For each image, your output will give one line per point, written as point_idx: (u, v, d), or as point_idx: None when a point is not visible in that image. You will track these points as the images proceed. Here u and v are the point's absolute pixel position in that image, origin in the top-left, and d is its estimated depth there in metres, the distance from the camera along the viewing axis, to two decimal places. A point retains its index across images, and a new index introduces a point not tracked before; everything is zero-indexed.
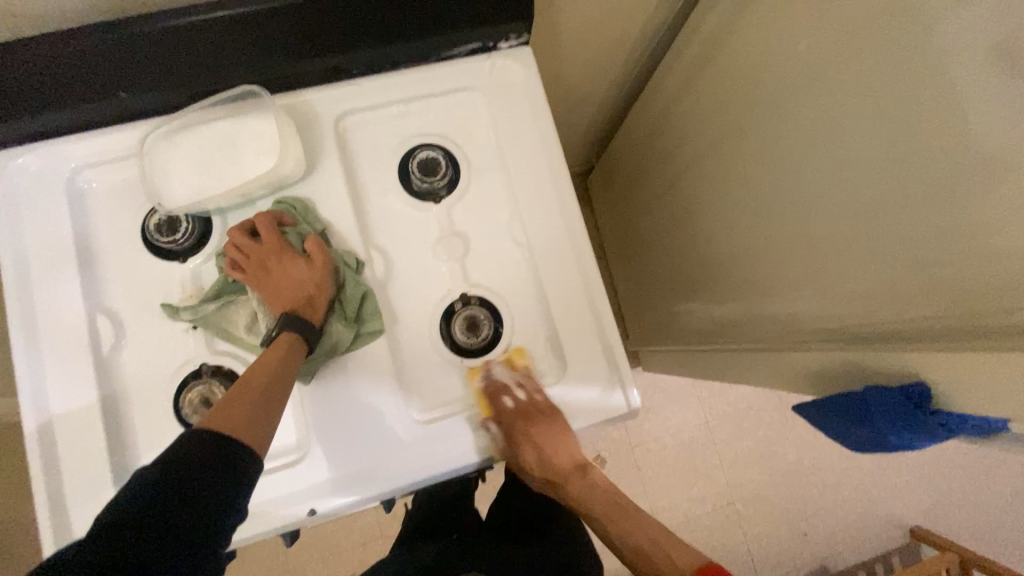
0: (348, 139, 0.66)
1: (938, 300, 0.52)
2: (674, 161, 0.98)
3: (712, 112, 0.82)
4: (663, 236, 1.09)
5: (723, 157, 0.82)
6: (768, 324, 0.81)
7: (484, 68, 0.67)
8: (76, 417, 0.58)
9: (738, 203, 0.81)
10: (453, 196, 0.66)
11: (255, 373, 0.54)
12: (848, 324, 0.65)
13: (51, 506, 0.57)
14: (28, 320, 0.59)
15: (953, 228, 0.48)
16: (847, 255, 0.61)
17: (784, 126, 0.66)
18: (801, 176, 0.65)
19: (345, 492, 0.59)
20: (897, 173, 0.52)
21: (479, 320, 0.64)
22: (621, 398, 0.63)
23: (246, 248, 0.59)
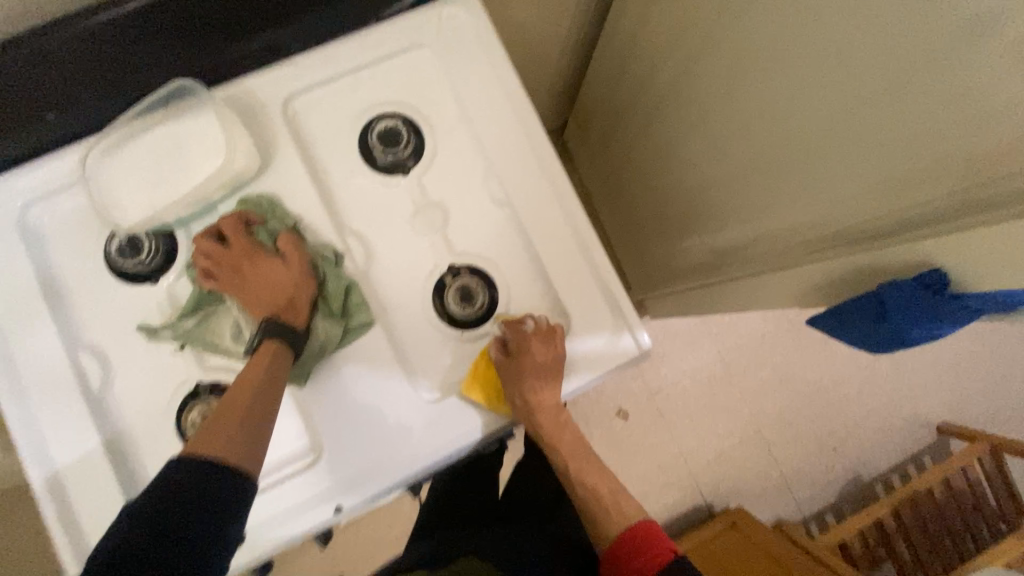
0: (300, 123, 0.62)
1: (941, 178, 0.49)
2: (645, 95, 0.93)
3: (674, 31, 0.77)
4: (648, 176, 1.05)
5: (696, 78, 0.77)
6: (769, 244, 0.77)
7: (429, 23, 0.63)
8: (80, 459, 0.56)
9: (718, 124, 0.76)
10: (421, 164, 0.63)
11: (237, 393, 0.51)
12: (852, 224, 0.61)
13: (77, 553, 0.55)
14: (8, 369, 0.57)
15: (945, 95, 0.45)
16: (838, 155, 0.58)
17: (752, 26, 0.62)
18: (778, 78, 0.61)
19: (368, 484, 0.58)
20: (878, 43, 0.48)
21: (472, 289, 0.61)
22: (630, 341, 0.61)
23: (215, 253, 0.57)
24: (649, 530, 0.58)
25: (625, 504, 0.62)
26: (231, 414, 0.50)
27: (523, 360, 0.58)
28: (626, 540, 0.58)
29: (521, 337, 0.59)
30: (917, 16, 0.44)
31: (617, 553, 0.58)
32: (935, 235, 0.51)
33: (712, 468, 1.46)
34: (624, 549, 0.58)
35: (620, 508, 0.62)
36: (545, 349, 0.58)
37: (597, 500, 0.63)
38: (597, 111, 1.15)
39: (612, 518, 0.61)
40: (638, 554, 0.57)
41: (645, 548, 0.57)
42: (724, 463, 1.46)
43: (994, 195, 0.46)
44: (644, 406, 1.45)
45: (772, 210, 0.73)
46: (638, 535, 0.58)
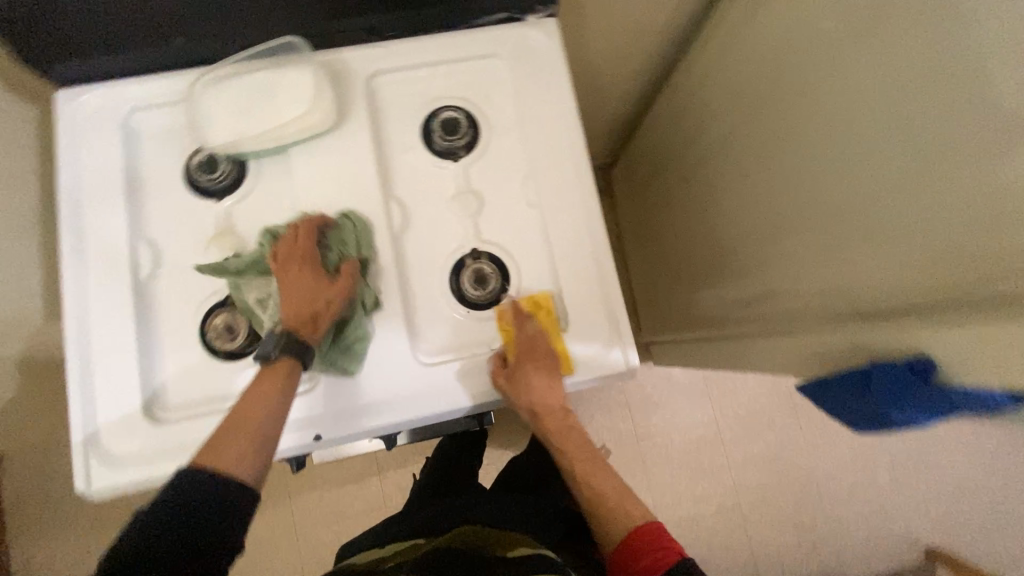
0: (377, 96, 0.70)
1: (951, 270, 0.51)
2: (692, 145, 0.98)
3: (731, 93, 0.83)
4: (681, 221, 1.09)
5: (741, 137, 0.82)
6: (778, 306, 0.80)
7: (511, 37, 0.71)
8: (113, 333, 0.63)
9: (754, 183, 0.81)
10: (472, 155, 0.69)
11: (251, 393, 0.56)
12: (856, 300, 0.64)
13: (83, 415, 0.61)
14: (77, 242, 0.64)
15: (968, 191, 0.48)
16: (859, 228, 0.61)
17: (807, 98, 0.67)
18: (816, 148, 0.66)
19: (354, 422, 0.62)
20: (918, 133, 0.52)
21: (486, 274, 0.66)
22: (619, 357, 0.64)
23: (292, 241, 0.62)
24: (653, 529, 0.60)
25: (631, 506, 0.64)
26: (250, 414, 0.55)
27: (523, 366, 0.63)
28: (632, 539, 0.60)
29: (525, 334, 0.63)
30: (954, 116, 0.48)
31: (624, 553, 0.60)
32: (932, 324, 0.53)
33: (681, 530, 1.42)
34: (632, 546, 0.59)
35: (624, 508, 0.63)
36: (540, 356, 0.63)
37: (604, 505, 0.65)
38: (646, 153, 1.21)
39: (619, 518, 0.63)
40: (645, 550, 0.58)
41: (650, 548, 0.58)
42: (695, 528, 1.42)
43: (994, 294, 0.47)
44: (627, 448, 1.45)
45: (789, 275, 0.76)
46: (643, 534, 0.60)
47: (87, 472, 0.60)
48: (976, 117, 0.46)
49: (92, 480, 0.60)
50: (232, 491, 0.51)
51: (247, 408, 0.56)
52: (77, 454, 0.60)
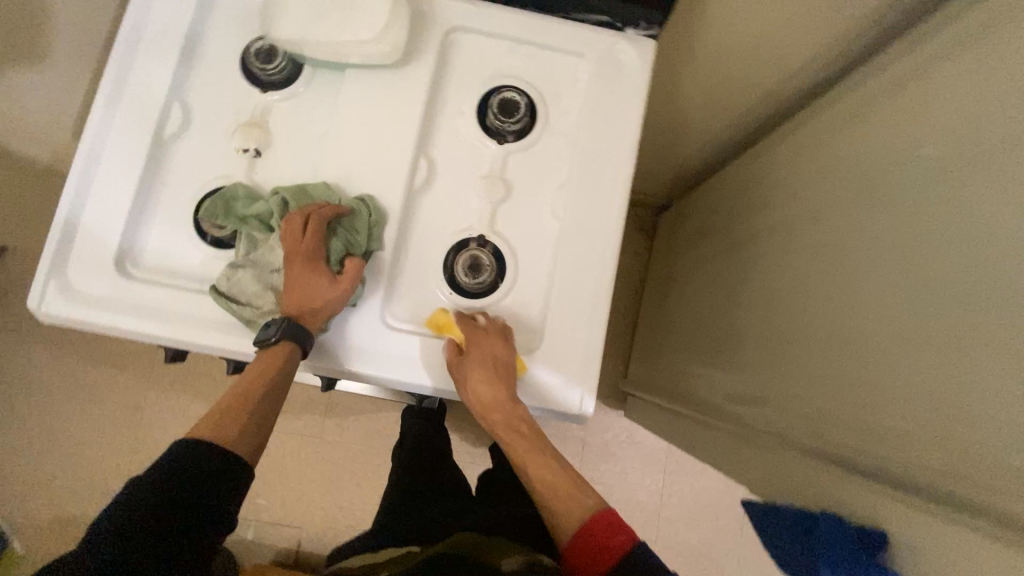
0: (451, 51, 0.68)
1: (910, 447, 0.48)
2: (737, 219, 0.92)
3: (776, 187, 0.79)
4: (702, 291, 1.03)
5: (781, 230, 0.76)
6: (749, 414, 0.74)
7: (603, 43, 0.68)
8: (117, 176, 0.62)
9: (777, 281, 0.74)
10: (517, 144, 0.67)
11: (255, 371, 0.56)
12: (827, 444, 0.58)
13: (59, 242, 0.61)
14: (120, 78, 0.64)
15: (954, 377, 0.44)
16: (854, 373, 0.55)
17: (839, 223, 0.63)
18: (847, 273, 0.60)
19: (310, 355, 0.60)
20: (927, 301, 0.48)
21: (482, 265, 0.64)
22: (574, 398, 0.61)
23: (299, 226, 0.57)
24: (608, 520, 0.52)
25: (580, 495, 0.56)
26: (240, 403, 0.55)
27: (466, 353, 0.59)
28: (581, 535, 0.52)
29: (468, 329, 0.60)
30: (1003, 298, 0.42)
31: (576, 554, 0.51)
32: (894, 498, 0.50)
33: None
34: (585, 544, 0.51)
35: (576, 495, 0.55)
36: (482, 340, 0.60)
37: (549, 493, 0.56)
38: (695, 210, 1.15)
39: (570, 507, 0.55)
40: (598, 549, 0.50)
41: (605, 536, 0.51)
42: None
43: (956, 496, 0.44)
44: None
45: (762, 387, 0.72)
46: (595, 526, 0.52)
47: (43, 294, 0.60)
48: (990, 309, 0.43)
49: (45, 304, 0.60)
50: (222, 471, 0.50)
51: (239, 397, 0.55)
52: (40, 275, 0.59)
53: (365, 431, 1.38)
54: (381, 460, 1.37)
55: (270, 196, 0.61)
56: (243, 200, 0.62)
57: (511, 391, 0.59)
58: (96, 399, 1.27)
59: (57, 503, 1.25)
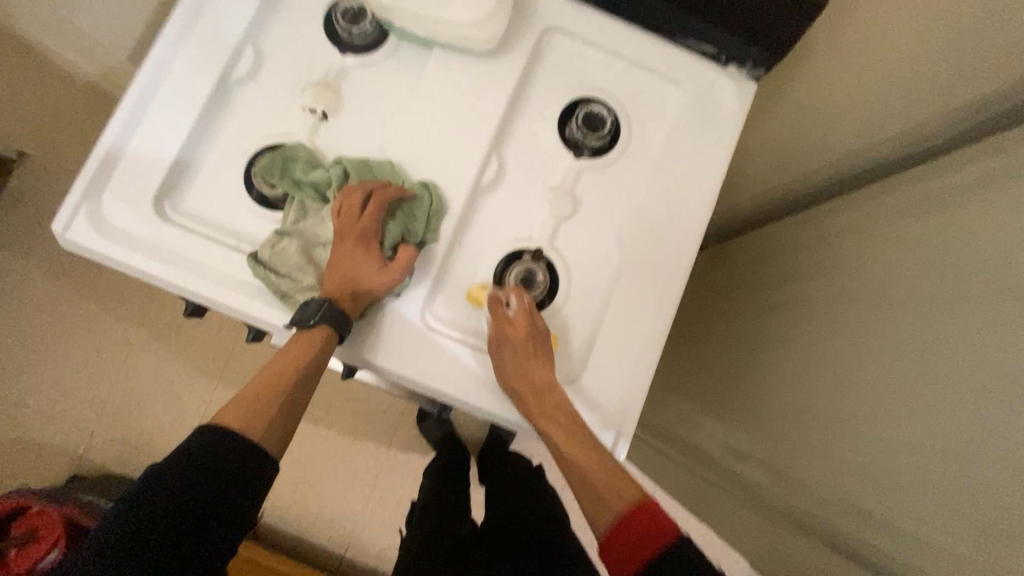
0: (543, 52, 0.64)
1: (929, 554, 0.45)
2: (755, 256, 0.84)
3: (811, 232, 0.72)
4: (695, 327, 0.95)
5: (808, 282, 0.69)
6: (757, 482, 0.68)
7: (702, 76, 0.65)
8: (174, 110, 0.59)
9: (797, 339, 0.67)
10: (593, 161, 0.63)
11: (290, 356, 0.54)
12: (857, 536, 0.53)
13: (103, 164, 0.57)
14: (196, 7, 0.60)
15: (973, 488, 0.42)
16: (893, 465, 0.49)
17: (850, 299, 0.61)
18: (891, 349, 0.53)
19: (351, 350, 0.57)
20: (941, 401, 0.46)
21: (535, 280, 0.60)
22: (607, 442, 0.58)
23: (355, 205, 0.54)
24: (648, 509, 0.48)
25: (619, 481, 0.51)
26: (268, 396, 0.52)
27: (505, 335, 0.56)
28: (623, 526, 0.48)
29: (501, 314, 0.57)
30: None
31: (613, 546, 0.48)
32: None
33: None
34: (626, 536, 0.47)
35: (614, 485, 0.51)
36: (523, 321, 0.56)
37: (591, 484, 0.52)
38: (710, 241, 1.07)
39: (607, 498, 0.50)
40: (638, 542, 0.47)
41: (647, 535, 0.47)
42: None
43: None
44: None
45: (751, 451, 0.69)
46: (637, 523, 0.47)
47: (73, 218, 0.56)
48: (1010, 422, 0.41)
49: (70, 230, 0.56)
50: (246, 458, 0.48)
51: (268, 387, 0.53)
52: (75, 196, 0.56)
53: (354, 412, 1.34)
54: (365, 446, 1.33)
55: (331, 165, 0.57)
56: (302, 163, 0.57)
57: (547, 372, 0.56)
58: (86, 326, 1.23)
59: (24, 424, 1.20)
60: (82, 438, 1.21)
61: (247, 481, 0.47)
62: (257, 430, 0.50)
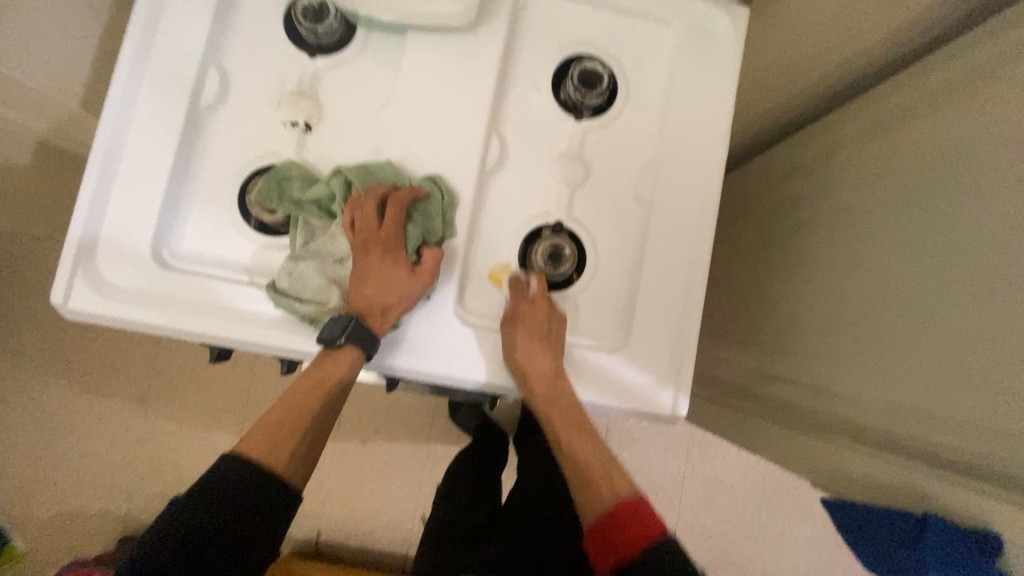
0: (524, 13, 0.61)
1: (965, 437, 0.45)
2: (761, 178, 0.81)
3: (817, 143, 0.69)
4: (712, 265, 0.94)
5: (822, 191, 0.66)
6: (796, 399, 0.66)
7: (692, 9, 0.61)
8: (150, 150, 0.55)
9: (821, 251, 0.65)
10: (595, 120, 0.61)
11: (314, 381, 0.51)
12: (901, 432, 0.51)
13: (87, 221, 0.53)
14: (147, 33, 0.55)
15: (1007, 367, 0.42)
16: (936, 355, 0.48)
17: (862, 212, 0.60)
18: (924, 238, 0.51)
19: (388, 360, 0.55)
20: (968, 296, 0.46)
21: (562, 254, 0.59)
22: (666, 401, 0.57)
23: (368, 215, 0.51)
24: (632, 508, 0.49)
25: (609, 478, 0.52)
26: (293, 422, 0.50)
27: (515, 323, 0.55)
28: (606, 519, 0.49)
29: (518, 301, 0.56)
30: None
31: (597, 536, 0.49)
32: (944, 481, 0.47)
33: None
34: (611, 528, 0.49)
35: (605, 481, 0.52)
36: (535, 308, 0.55)
37: (583, 475, 0.53)
38: None
39: (599, 493, 0.51)
40: (622, 536, 0.48)
41: (630, 527, 0.48)
42: None
43: (1010, 480, 0.42)
44: None
45: (782, 375, 0.69)
46: (619, 515, 0.49)
47: (71, 282, 0.52)
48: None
49: (72, 298, 0.53)
50: (272, 484, 0.46)
51: (294, 412, 0.50)
52: (67, 258, 0.52)
53: (386, 420, 1.33)
54: (403, 449, 1.33)
55: (330, 178, 0.54)
56: (299, 181, 0.54)
57: (559, 361, 0.55)
58: (98, 387, 1.19)
59: (58, 493, 1.18)
60: (120, 496, 1.19)
61: (261, 518, 0.45)
62: (280, 460, 0.48)
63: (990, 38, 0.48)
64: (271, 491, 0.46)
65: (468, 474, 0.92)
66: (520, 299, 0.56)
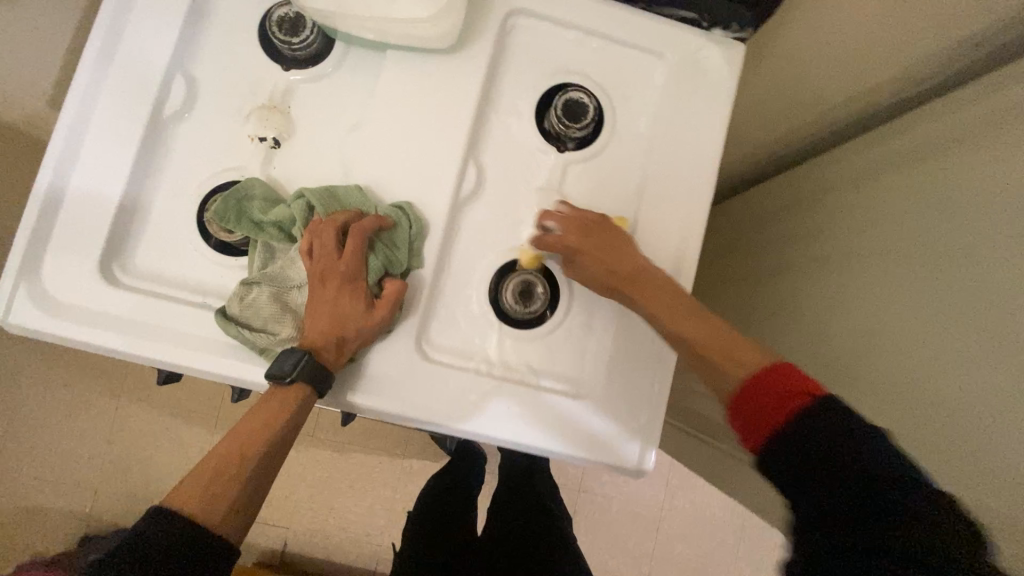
0: (511, 37, 0.58)
1: None
2: (749, 216, 0.79)
3: (803, 189, 0.67)
4: (700, 297, 0.90)
5: (802, 238, 0.65)
6: None
7: (687, 44, 0.59)
8: (107, 160, 0.52)
9: (794, 298, 0.64)
10: (579, 153, 0.58)
11: (257, 423, 0.49)
12: None
13: (33, 234, 0.50)
14: (111, 37, 0.53)
15: (976, 452, 0.39)
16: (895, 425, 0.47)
17: (835, 265, 0.59)
18: (890, 299, 0.50)
19: (342, 395, 0.52)
20: (945, 368, 0.43)
21: (535, 291, 0.56)
22: (632, 454, 0.55)
23: (327, 244, 0.48)
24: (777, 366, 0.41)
25: (736, 344, 0.45)
26: (232, 467, 0.47)
27: (572, 236, 0.52)
28: (749, 390, 0.42)
29: (562, 238, 0.53)
30: None
31: (746, 405, 0.42)
32: None
33: None
34: (755, 399, 0.41)
35: (728, 362, 0.45)
36: (581, 230, 0.52)
37: (705, 352, 0.46)
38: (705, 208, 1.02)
39: (729, 368, 0.45)
40: (775, 400, 0.40)
41: (781, 390, 0.40)
42: None
43: None
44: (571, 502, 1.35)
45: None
46: (764, 382, 0.41)
47: (12, 296, 0.50)
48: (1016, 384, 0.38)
49: (12, 312, 0.50)
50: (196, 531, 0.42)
51: (234, 457, 0.47)
52: (8, 272, 0.49)
53: (361, 432, 1.30)
54: (376, 462, 1.30)
55: (292, 200, 0.51)
56: (259, 201, 0.51)
57: (634, 261, 0.51)
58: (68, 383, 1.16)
59: (21, 488, 1.15)
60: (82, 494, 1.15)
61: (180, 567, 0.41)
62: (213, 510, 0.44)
63: (991, 99, 0.46)
64: (198, 542, 0.42)
65: (443, 494, 0.88)
66: (565, 226, 0.53)
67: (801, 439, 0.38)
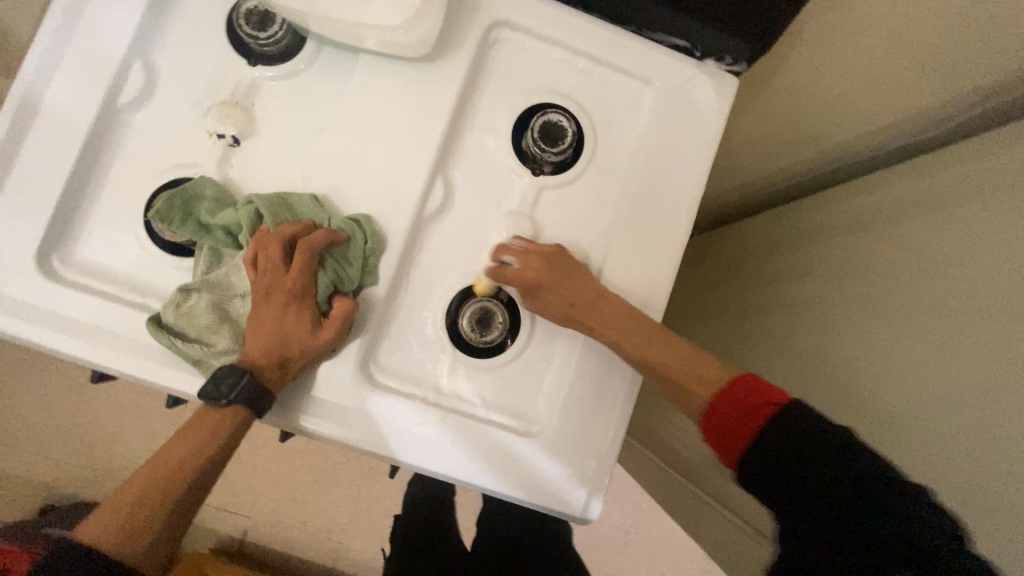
0: (493, 50, 0.55)
1: None
2: (734, 251, 0.76)
3: (789, 228, 0.65)
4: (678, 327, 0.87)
5: (780, 278, 0.63)
6: (730, 504, 0.61)
7: (677, 73, 0.56)
8: (54, 144, 0.49)
9: (766, 339, 0.62)
10: (554, 178, 0.55)
11: (186, 445, 0.46)
12: None
13: None
14: (70, 14, 0.50)
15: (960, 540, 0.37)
16: None
17: (808, 310, 0.57)
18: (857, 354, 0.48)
19: (278, 414, 0.49)
20: (924, 444, 0.40)
21: (494, 319, 0.53)
22: (578, 500, 0.52)
23: (272, 256, 0.46)
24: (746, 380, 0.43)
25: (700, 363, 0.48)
26: (152, 492, 0.44)
27: (525, 264, 0.51)
28: (718, 410, 0.43)
29: (514, 268, 0.51)
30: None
31: (715, 423, 0.43)
32: None
33: None
34: (728, 417, 0.43)
35: (696, 382, 0.47)
36: (538, 258, 0.51)
37: (675, 377, 0.48)
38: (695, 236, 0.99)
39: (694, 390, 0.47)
40: (739, 417, 0.42)
41: (749, 405, 0.42)
42: None
43: None
44: None
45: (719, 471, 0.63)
46: (735, 400, 0.42)
47: None
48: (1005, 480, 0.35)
49: None
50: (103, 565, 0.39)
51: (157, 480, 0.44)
52: None
53: None
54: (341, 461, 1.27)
55: (242, 204, 0.49)
56: (208, 203, 0.49)
57: (596, 288, 0.50)
58: (18, 359, 1.09)
59: None
60: (24, 476, 1.09)
61: None
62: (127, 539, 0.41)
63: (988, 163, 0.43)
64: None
65: None
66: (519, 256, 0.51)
67: (772, 452, 0.39)
